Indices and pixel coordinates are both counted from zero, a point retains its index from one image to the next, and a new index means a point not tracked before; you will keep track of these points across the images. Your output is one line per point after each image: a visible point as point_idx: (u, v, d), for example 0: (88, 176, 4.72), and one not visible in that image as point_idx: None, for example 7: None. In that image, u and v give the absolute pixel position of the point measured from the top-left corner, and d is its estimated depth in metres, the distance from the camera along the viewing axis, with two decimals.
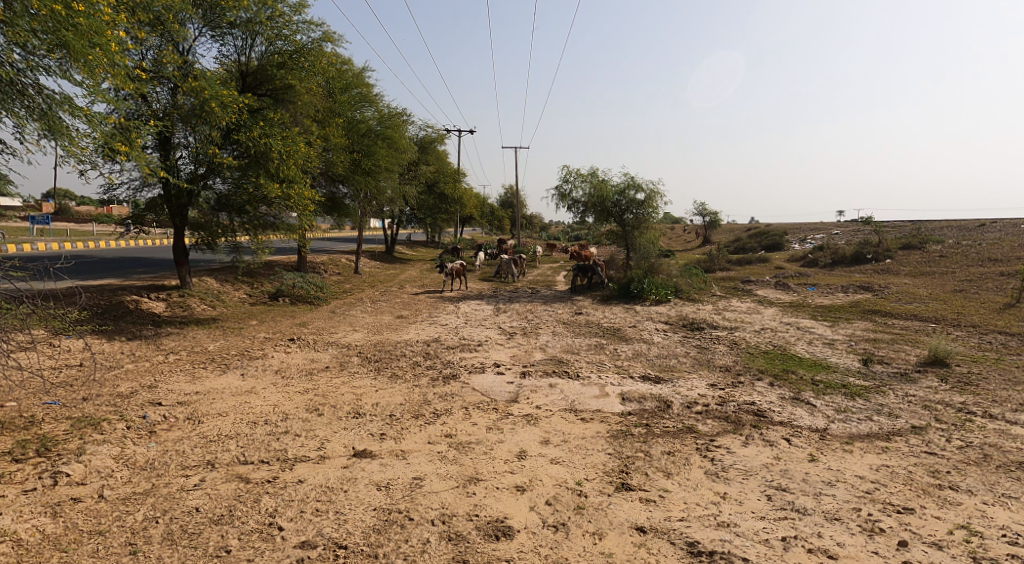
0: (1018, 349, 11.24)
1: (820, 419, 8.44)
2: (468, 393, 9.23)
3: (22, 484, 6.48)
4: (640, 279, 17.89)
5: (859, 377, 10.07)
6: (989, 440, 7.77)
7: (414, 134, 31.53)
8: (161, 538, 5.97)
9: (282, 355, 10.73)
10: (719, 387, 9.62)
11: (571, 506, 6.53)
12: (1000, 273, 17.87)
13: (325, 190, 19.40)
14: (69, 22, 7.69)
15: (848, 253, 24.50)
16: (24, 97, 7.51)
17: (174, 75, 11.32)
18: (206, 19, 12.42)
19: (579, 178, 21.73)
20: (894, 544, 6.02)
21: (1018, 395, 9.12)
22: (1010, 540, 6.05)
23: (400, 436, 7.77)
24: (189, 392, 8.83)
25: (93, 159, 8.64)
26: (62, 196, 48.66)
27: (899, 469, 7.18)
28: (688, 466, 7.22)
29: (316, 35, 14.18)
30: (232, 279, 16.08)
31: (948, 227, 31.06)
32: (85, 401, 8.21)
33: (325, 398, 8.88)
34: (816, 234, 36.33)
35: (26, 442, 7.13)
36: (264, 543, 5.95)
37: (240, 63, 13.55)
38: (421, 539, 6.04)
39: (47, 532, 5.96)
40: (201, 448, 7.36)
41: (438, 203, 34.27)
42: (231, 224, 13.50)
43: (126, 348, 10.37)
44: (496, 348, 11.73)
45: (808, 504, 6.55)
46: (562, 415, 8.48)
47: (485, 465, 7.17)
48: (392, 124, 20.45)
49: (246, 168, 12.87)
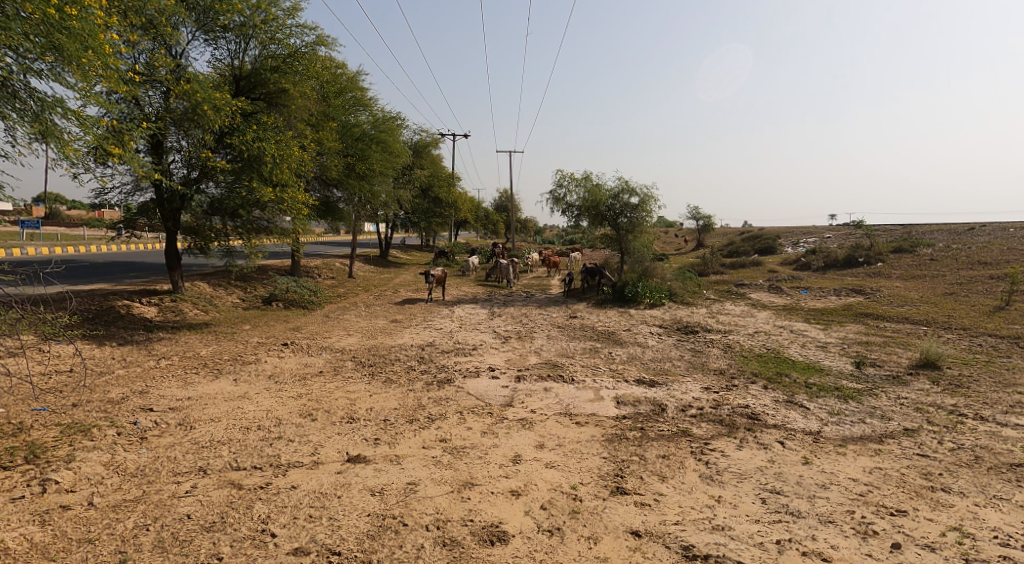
0: (1007, 351, 11.37)
1: (814, 422, 8.47)
2: (462, 397, 9.22)
3: (10, 492, 6.43)
4: (634, 282, 17.86)
5: (852, 380, 10.10)
6: (981, 441, 7.84)
7: (409, 138, 31.53)
8: (151, 546, 5.92)
9: (275, 360, 10.70)
10: (713, 390, 9.63)
11: (566, 510, 6.52)
12: (990, 276, 18.06)
13: (319, 194, 19.48)
14: (62, 26, 7.67)
15: (840, 256, 24.70)
16: (16, 100, 7.47)
17: (168, 78, 11.13)
18: (199, 23, 12.37)
19: (573, 182, 21.69)
20: (888, 546, 6.05)
21: (1009, 397, 9.18)
22: (1001, 541, 6.09)
23: (394, 441, 7.76)
24: (180, 398, 8.77)
25: (86, 162, 8.57)
26: (52, 200, 48.33)
27: (891, 470, 7.22)
28: (682, 469, 7.22)
29: (311, 39, 14.10)
30: (226, 284, 16.05)
31: (936, 231, 31.30)
32: (74, 407, 8.14)
33: (319, 403, 8.85)
34: (810, 237, 36.51)
35: (14, 449, 7.06)
36: (257, 549, 5.92)
37: (234, 67, 13.49)
38: (415, 545, 6.02)
39: (36, 541, 5.92)
40: (193, 454, 7.31)
41: (432, 206, 34.14)
42: (225, 228, 13.49)
43: (117, 353, 10.29)
44: (490, 352, 11.70)
45: (803, 507, 6.57)
46: (557, 420, 8.47)
47: (480, 469, 7.15)
48: (386, 127, 20.58)
49: (240, 172, 12.81)
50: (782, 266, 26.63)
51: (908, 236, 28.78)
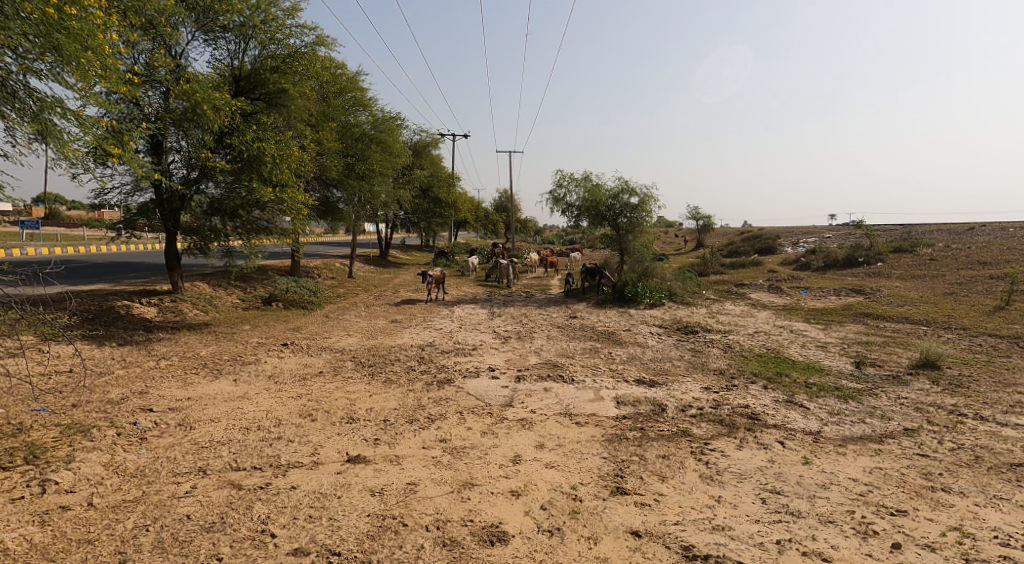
0: (1007, 351, 11.37)
1: (814, 422, 8.47)
2: (462, 397, 9.22)
3: (10, 492, 6.43)
4: (634, 282, 17.86)
5: (852, 380, 10.10)
6: (981, 441, 7.83)
7: (409, 139, 31.53)
8: (150, 546, 5.92)
9: (275, 360, 10.69)
10: (713, 390, 9.62)
11: (566, 510, 6.52)
12: (990, 276, 18.04)
13: (319, 195, 19.50)
14: (61, 26, 7.65)
15: (840, 256, 24.70)
16: (15, 100, 7.47)
17: (167, 78, 11.13)
18: (199, 23, 12.38)
19: (573, 182, 21.69)
20: (889, 546, 6.05)
21: (1009, 397, 9.17)
22: (1001, 541, 6.09)
23: (394, 441, 7.76)
24: (180, 398, 8.76)
25: (86, 162, 8.56)
26: (51, 200, 48.33)
27: (891, 470, 7.22)
28: (682, 469, 7.22)
29: (311, 39, 14.09)
30: (226, 284, 16.06)
31: (936, 231, 31.29)
32: (74, 408, 8.13)
33: (319, 403, 8.85)
34: (810, 237, 36.48)
35: (14, 449, 7.05)
36: (257, 550, 5.92)
37: (233, 67, 13.48)
38: (415, 545, 6.02)
39: (35, 541, 5.91)
40: (193, 455, 7.30)
41: (432, 206, 34.13)
42: (225, 228, 13.48)
43: (117, 354, 10.28)
44: (490, 352, 11.71)
45: (802, 507, 6.57)
46: (557, 420, 8.47)
47: (480, 470, 7.15)
48: (386, 128, 20.55)
49: (240, 172, 12.81)
50: (782, 266, 26.63)
51: (908, 236, 28.78)
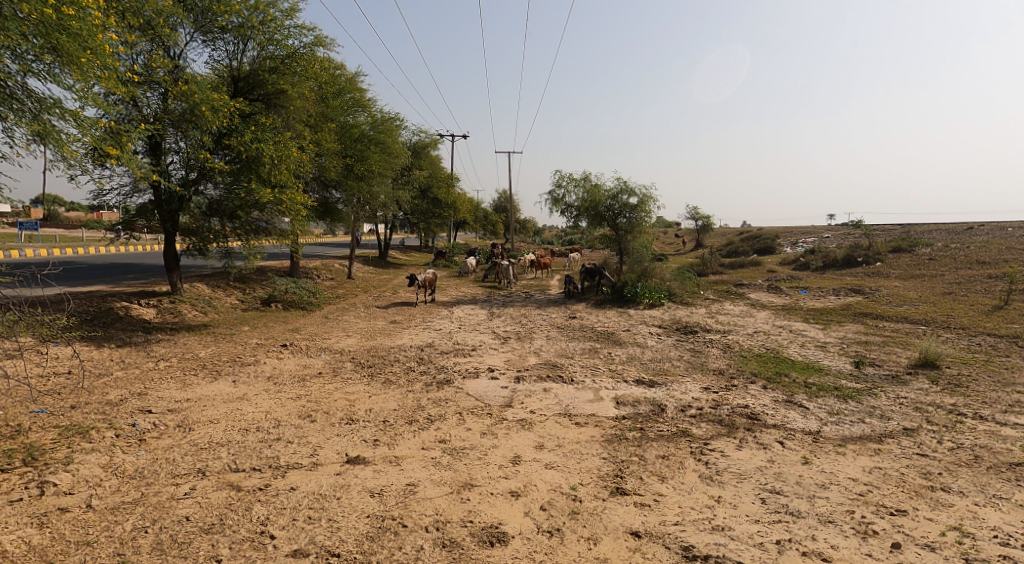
0: (1006, 350, 11.38)
1: (813, 421, 8.48)
2: (462, 398, 9.22)
3: (8, 494, 6.42)
4: (633, 282, 17.84)
5: (851, 379, 10.09)
6: (980, 441, 7.83)
7: (408, 139, 31.53)
8: (150, 548, 5.91)
9: (274, 361, 10.67)
10: (713, 390, 9.63)
11: (566, 511, 6.51)
12: (988, 275, 18.05)
13: (318, 195, 19.54)
14: (60, 26, 7.65)
15: (839, 256, 24.71)
16: (13, 101, 7.44)
17: (166, 79, 11.12)
18: (197, 24, 12.35)
19: (572, 182, 21.71)
20: (889, 546, 6.05)
21: (1008, 397, 9.17)
22: (1001, 541, 6.08)
23: (394, 442, 7.74)
24: (179, 399, 8.76)
25: (84, 162, 8.54)
26: (52, 202, 48.43)
27: (891, 470, 7.21)
28: (682, 469, 7.22)
29: (309, 40, 14.09)
30: (225, 284, 16.09)
31: (935, 230, 31.27)
32: (73, 409, 8.13)
33: (318, 404, 8.82)
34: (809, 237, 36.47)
35: (12, 452, 7.04)
36: (255, 551, 5.91)
37: (232, 67, 13.45)
38: (415, 546, 6.01)
39: (33, 544, 5.89)
40: (191, 456, 7.29)
41: (432, 207, 34.08)
42: (223, 230, 13.49)
43: (115, 355, 10.26)
44: (489, 352, 11.73)
45: (802, 507, 6.56)
46: (556, 420, 8.48)
47: (480, 470, 7.14)
48: (385, 128, 20.48)
49: (238, 173, 12.72)
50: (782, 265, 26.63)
51: (908, 236, 28.80)
